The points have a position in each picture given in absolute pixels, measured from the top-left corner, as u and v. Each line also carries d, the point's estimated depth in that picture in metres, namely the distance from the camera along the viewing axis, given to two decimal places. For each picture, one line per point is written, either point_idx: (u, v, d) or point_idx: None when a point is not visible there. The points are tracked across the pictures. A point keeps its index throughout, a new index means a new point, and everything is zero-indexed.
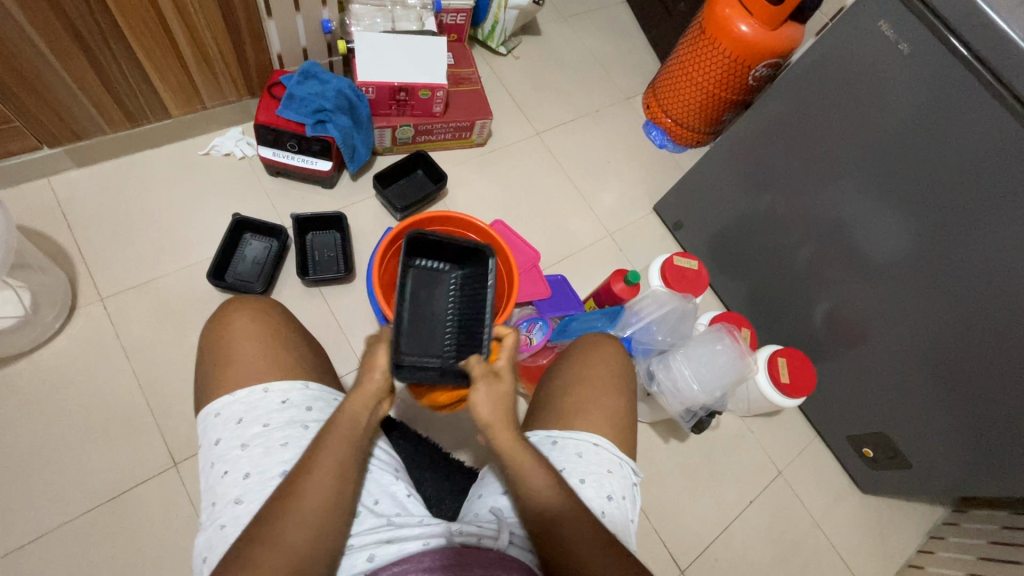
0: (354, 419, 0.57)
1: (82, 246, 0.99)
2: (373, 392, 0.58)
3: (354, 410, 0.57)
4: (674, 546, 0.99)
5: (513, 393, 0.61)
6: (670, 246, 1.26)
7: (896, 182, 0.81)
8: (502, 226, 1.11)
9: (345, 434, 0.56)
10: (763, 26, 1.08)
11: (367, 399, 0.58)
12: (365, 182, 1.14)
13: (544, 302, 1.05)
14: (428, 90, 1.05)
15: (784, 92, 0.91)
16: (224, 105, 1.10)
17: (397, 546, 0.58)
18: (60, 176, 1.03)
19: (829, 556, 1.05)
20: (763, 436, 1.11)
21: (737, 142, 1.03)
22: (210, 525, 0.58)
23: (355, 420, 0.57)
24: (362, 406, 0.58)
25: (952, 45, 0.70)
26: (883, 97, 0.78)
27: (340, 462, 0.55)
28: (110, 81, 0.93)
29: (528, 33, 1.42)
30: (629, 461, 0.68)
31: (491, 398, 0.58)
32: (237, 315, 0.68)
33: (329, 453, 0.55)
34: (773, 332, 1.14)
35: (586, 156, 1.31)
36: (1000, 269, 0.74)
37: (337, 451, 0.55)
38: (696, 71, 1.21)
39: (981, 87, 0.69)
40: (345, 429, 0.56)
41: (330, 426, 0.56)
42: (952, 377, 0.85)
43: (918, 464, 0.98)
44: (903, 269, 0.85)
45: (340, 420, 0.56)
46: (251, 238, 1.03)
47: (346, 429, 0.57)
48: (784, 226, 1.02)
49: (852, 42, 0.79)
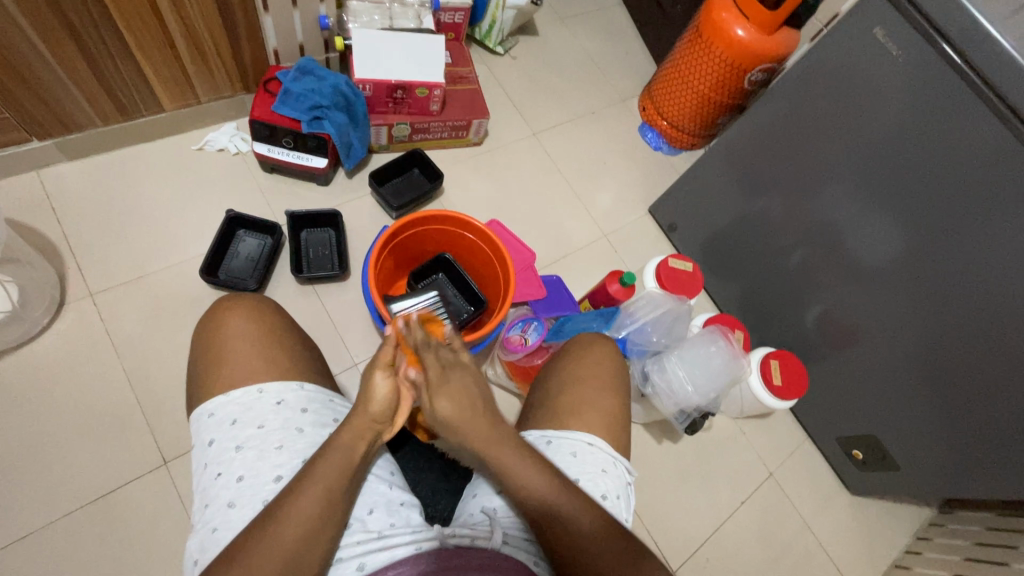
0: (347, 448, 0.56)
1: (71, 240, 0.98)
2: (366, 424, 0.57)
3: (346, 440, 0.56)
4: (665, 547, 0.99)
5: (468, 387, 0.57)
6: (664, 248, 1.27)
7: (889, 186, 0.82)
8: (498, 226, 1.11)
9: (339, 461, 0.55)
10: (759, 30, 1.09)
11: (362, 432, 0.57)
12: (361, 179, 1.14)
13: (539, 303, 1.05)
14: (426, 88, 1.04)
15: (780, 97, 0.91)
16: (219, 100, 1.09)
17: (388, 552, 0.58)
18: (50, 169, 1.01)
19: (818, 556, 1.06)
20: (754, 437, 1.12)
21: (731, 146, 1.04)
22: (202, 528, 0.58)
23: (349, 449, 0.56)
24: (358, 436, 0.57)
25: (943, 51, 0.71)
26: (877, 102, 0.79)
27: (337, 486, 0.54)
28: (103, 74, 0.92)
29: (525, 33, 1.42)
30: (624, 462, 0.69)
31: (448, 401, 0.56)
32: (232, 313, 0.68)
33: (322, 478, 0.54)
34: (766, 334, 1.15)
35: (582, 157, 1.31)
36: (990, 272, 0.75)
37: (329, 475, 0.54)
38: (692, 74, 1.22)
39: (972, 93, 0.70)
40: (339, 457, 0.55)
41: (323, 452, 0.55)
42: (940, 381, 0.87)
43: (905, 466, 0.99)
44: (893, 274, 0.86)
45: (334, 448, 0.56)
46: (244, 235, 1.02)
47: (342, 457, 0.56)
48: (778, 230, 1.03)
49: (847, 48, 0.80)
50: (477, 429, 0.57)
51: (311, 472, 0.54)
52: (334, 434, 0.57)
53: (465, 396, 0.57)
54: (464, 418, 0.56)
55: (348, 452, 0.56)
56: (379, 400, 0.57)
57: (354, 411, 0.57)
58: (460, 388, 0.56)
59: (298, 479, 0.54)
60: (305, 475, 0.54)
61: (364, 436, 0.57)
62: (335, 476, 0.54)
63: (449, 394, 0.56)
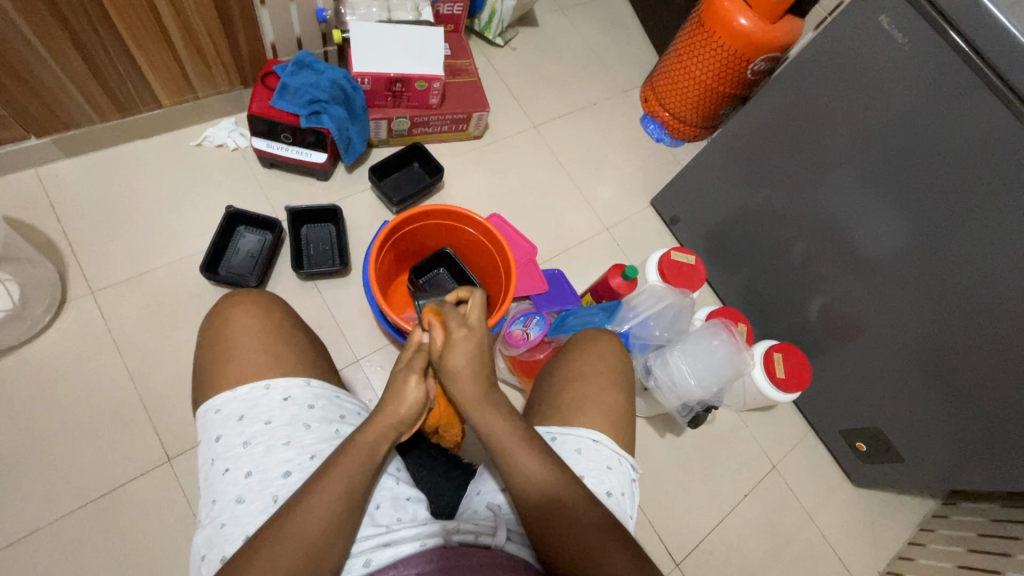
0: (371, 445, 0.57)
1: (72, 238, 0.97)
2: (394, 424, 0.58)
3: (370, 439, 0.57)
4: (669, 540, 0.99)
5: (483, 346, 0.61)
6: (666, 240, 1.26)
7: (894, 177, 0.81)
8: (499, 220, 1.10)
9: (363, 458, 0.56)
10: (762, 19, 1.08)
11: (388, 428, 0.58)
12: (361, 174, 1.13)
13: (541, 297, 1.04)
14: (425, 81, 1.03)
15: (784, 86, 0.90)
16: (217, 95, 1.08)
17: (393, 550, 0.57)
18: (48, 166, 1.01)
19: (822, 548, 1.06)
20: (757, 429, 1.12)
21: (734, 137, 1.03)
22: (209, 524, 0.57)
23: (374, 447, 0.57)
24: (382, 435, 0.58)
25: (951, 38, 0.69)
26: (883, 92, 0.78)
27: (348, 482, 0.54)
28: (100, 70, 0.91)
29: (525, 24, 1.41)
30: (628, 457, 0.68)
31: (462, 353, 0.59)
32: (236, 310, 0.67)
33: (337, 472, 0.54)
34: (769, 327, 1.14)
35: (582, 149, 1.30)
36: (999, 262, 0.74)
37: (345, 470, 0.54)
38: (694, 64, 1.20)
39: (980, 82, 0.69)
40: (362, 454, 0.56)
41: (344, 449, 0.56)
42: (943, 374, 0.86)
43: (909, 458, 0.99)
44: (899, 266, 0.85)
45: (352, 447, 0.56)
46: (245, 231, 1.02)
47: (358, 456, 0.56)
48: (781, 221, 1.02)
49: (849, 37, 0.79)
50: (474, 389, 0.60)
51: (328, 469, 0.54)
52: (355, 434, 0.58)
53: (471, 352, 0.59)
54: (471, 372, 0.59)
55: (374, 450, 0.57)
56: (408, 404, 0.59)
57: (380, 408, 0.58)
58: (468, 343, 0.59)
59: (315, 476, 0.54)
60: (324, 472, 0.54)
61: (389, 435, 0.59)
62: (354, 471, 0.55)
63: (457, 347, 0.59)
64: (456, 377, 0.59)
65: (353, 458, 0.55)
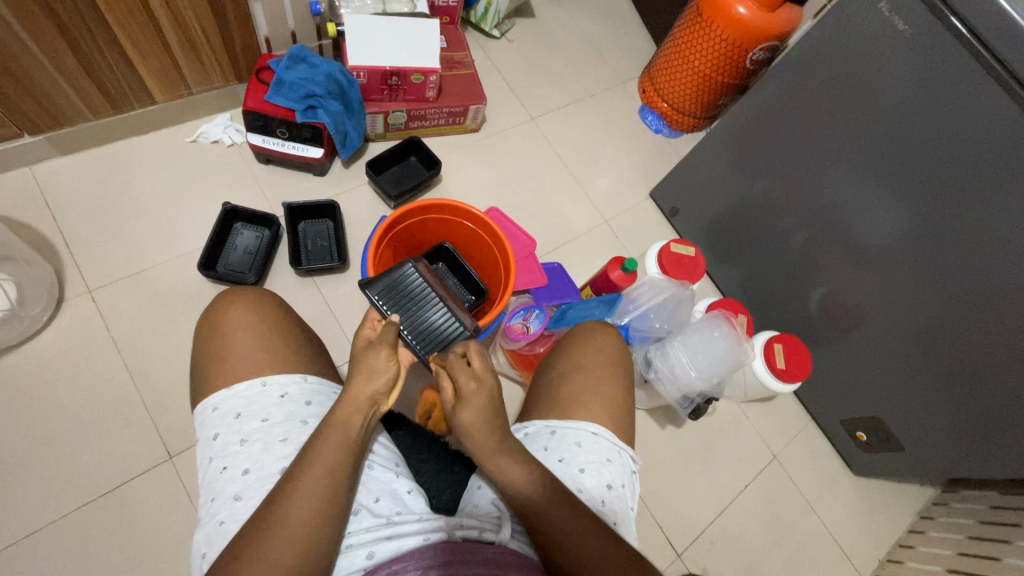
0: (345, 424, 0.56)
1: (67, 237, 0.97)
2: (365, 401, 0.57)
3: (343, 415, 0.56)
4: (670, 530, 1.00)
5: (491, 399, 0.59)
6: (666, 232, 1.25)
7: (894, 164, 0.81)
8: (497, 214, 1.09)
9: (339, 442, 0.55)
10: (761, 8, 1.07)
11: (361, 403, 0.57)
12: (359, 169, 1.13)
13: (541, 290, 1.04)
14: (421, 74, 1.02)
15: (784, 75, 0.89)
16: (211, 91, 1.07)
17: (396, 542, 0.57)
18: (43, 164, 1.00)
19: (822, 537, 1.06)
20: (758, 419, 1.12)
21: (733, 126, 1.02)
22: (208, 522, 0.57)
23: (347, 425, 0.56)
24: (356, 409, 0.57)
25: (951, 23, 0.68)
26: (882, 79, 0.77)
27: (337, 474, 0.54)
28: (91, 66, 0.90)
29: (521, 15, 1.39)
30: (629, 450, 0.68)
31: (470, 411, 0.58)
32: (233, 306, 0.67)
33: (319, 459, 0.53)
34: (769, 317, 1.14)
35: (580, 141, 1.30)
36: (1000, 246, 0.74)
37: (332, 454, 0.54)
38: (693, 54, 1.19)
39: (981, 67, 0.68)
40: (338, 434, 0.55)
41: (320, 431, 0.55)
42: (944, 362, 0.86)
43: (909, 446, 0.99)
44: (899, 253, 0.85)
45: (330, 424, 0.55)
46: (242, 227, 1.02)
47: (337, 434, 0.55)
48: (781, 212, 1.01)
49: (849, 23, 0.78)
50: (488, 439, 0.58)
51: (310, 452, 0.54)
52: (332, 411, 0.57)
53: (483, 406, 0.58)
54: (480, 429, 0.58)
55: (349, 430, 0.56)
56: (376, 375, 0.57)
57: (351, 383, 0.57)
58: (481, 397, 0.58)
59: (301, 458, 0.54)
60: (305, 458, 0.54)
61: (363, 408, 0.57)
62: (336, 455, 0.54)
63: (471, 403, 0.58)
64: (466, 431, 0.59)
65: (333, 439, 0.55)
